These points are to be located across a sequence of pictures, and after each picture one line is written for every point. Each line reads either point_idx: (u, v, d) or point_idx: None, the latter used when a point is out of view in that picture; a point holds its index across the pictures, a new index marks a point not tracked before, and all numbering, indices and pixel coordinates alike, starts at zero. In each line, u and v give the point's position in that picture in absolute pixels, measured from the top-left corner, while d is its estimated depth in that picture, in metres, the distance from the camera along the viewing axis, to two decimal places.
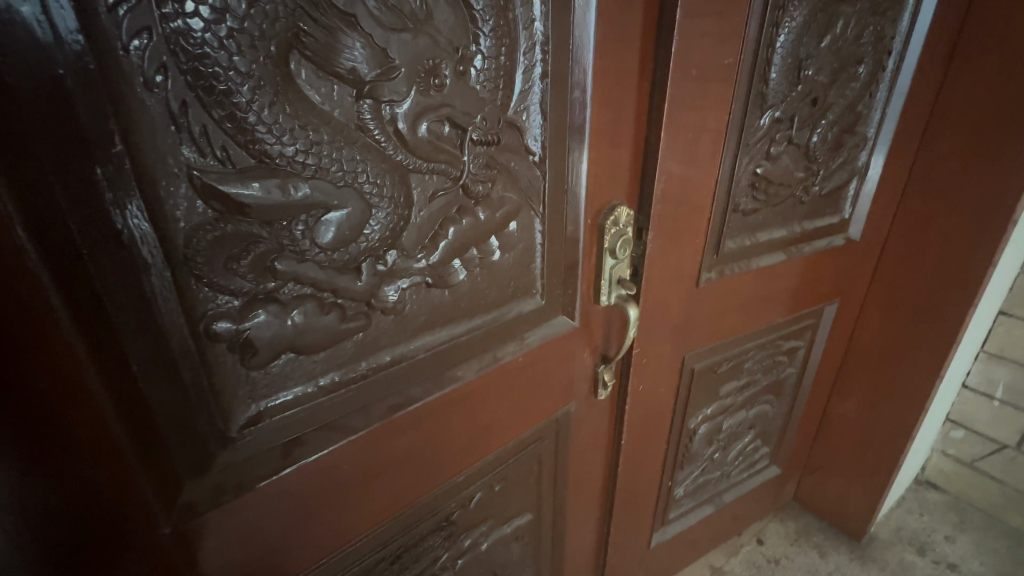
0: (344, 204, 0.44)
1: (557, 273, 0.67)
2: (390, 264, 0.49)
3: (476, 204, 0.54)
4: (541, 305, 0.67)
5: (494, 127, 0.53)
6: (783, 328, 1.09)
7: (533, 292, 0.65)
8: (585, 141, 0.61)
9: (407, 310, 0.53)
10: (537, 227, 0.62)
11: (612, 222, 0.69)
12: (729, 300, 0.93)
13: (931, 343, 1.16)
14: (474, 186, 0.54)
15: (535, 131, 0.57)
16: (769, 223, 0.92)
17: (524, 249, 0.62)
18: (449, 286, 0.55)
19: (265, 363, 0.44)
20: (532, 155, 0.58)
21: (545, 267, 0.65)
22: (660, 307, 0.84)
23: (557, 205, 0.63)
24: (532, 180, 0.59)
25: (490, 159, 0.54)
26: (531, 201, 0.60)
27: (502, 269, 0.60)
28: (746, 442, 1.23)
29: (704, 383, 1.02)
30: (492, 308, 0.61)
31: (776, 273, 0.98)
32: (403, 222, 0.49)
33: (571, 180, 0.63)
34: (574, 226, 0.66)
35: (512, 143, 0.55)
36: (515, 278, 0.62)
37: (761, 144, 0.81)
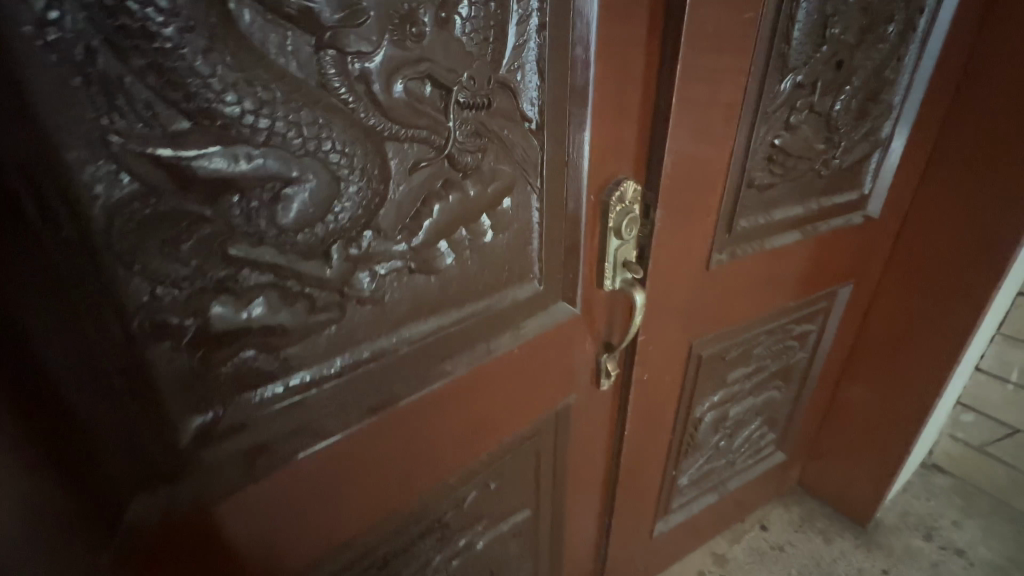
0: (308, 176, 0.37)
1: (556, 255, 0.61)
2: (364, 248, 0.43)
3: (463, 179, 0.48)
4: (540, 289, 0.60)
5: (483, 88, 0.46)
6: (794, 312, 1.03)
7: (530, 277, 0.59)
8: (587, 107, 0.54)
9: (387, 299, 0.47)
10: (533, 205, 0.55)
11: (618, 199, 0.62)
12: (740, 282, 0.87)
13: (948, 326, 1.11)
14: (460, 158, 0.47)
15: (531, 95, 0.50)
16: (785, 199, 0.85)
17: (520, 229, 0.55)
18: (435, 271, 0.49)
19: (222, 360, 0.38)
20: (527, 123, 0.51)
21: (542, 249, 0.59)
22: (668, 291, 0.78)
23: (557, 180, 0.56)
24: (528, 151, 0.52)
25: (478, 125, 0.47)
26: (527, 175, 0.53)
27: (495, 252, 0.54)
28: (752, 429, 1.18)
29: (710, 371, 0.96)
30: (484, 294, 0.55)
31: (789, 254, 0.92)
32: (379, 199, 0.42)
33: (571, 151, 0.56)
34: (574, 204, 0.59)
35: (505, 108, 0.48)
36: (508, 262, 0.56)
37: (779, 112, 0.74)
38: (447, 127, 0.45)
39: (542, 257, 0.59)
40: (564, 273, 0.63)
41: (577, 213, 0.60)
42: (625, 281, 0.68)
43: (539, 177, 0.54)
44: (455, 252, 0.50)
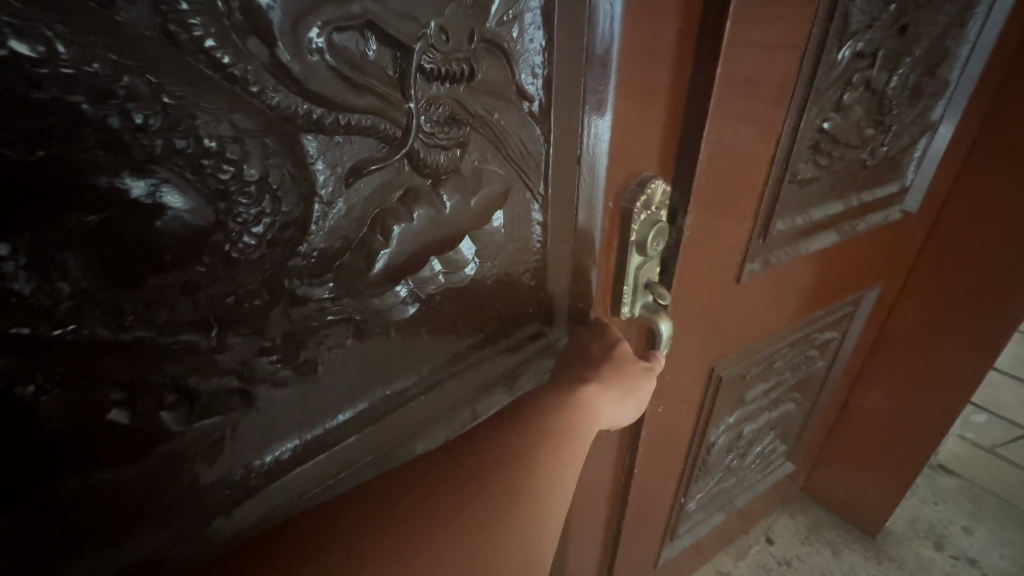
0: (162, 199, 0.22)
1: (563, 282, 0.45)
2: (276, 304, 0.28)
3: (433, 190, 0.32)
4: (542, 328, 0.46)
5: (459, 50, 0.30)
6: (819, 321, 0.91)
7: (528, 314, 0.44)
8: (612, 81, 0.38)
9: (322, 370, 0.31)
10: (535, 219, 0.40)
11: (644, 204, 0.47)
12: (769, 292, 0.74)
13: (979, 331, 1.00)
14: (428, 159, 0.31)
15: (531, 63, 0.34)
16: (826, 195, 0.70)
17: (514, 254, 0.40)
18: (393, 325, 0.34)
19: (37, 501, 0.24)
20: (525, 103, 0.35)
21: (544, 277, 0.44)
22: (690, 311, 0.64)
23: (566, 186, 0.41)
24: (526, 147, 0.36)
25: (453, 107, 0.31)
26: (525, 180, 0.38)
27: (481, 289, 0.38)
28: (765, 444, 1.07)
29: (728, 392, 0.83)
30: (466, 343, 0.40)
31: (821, 258, 0.79)
32: (295, 228, 0.27)
33: (587, 146, 0.39)
34: (585, 217, 0.43)
35: (494, 83, 0.32)
36: (498, 299, 0.41)
37: (833, 89, 0.59)
38: (402, 111, 0.28)
39: (544, 288, 0.44)
40: (572, 305, 0.47)
41: (591, 226, 0.44)
42: (646, 307, 0.53)
43: (542, 181, 0.39)
44: (422, 296, 0.34)
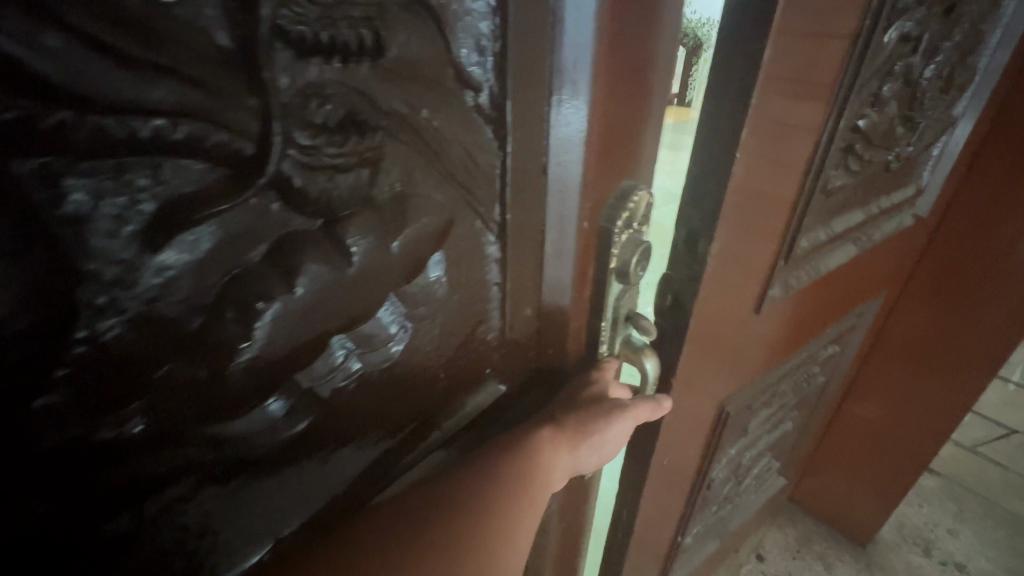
0: None
1: (528, 334, 0.32)
2: (29, 472, 0.16)
3: (323, 238, 0.19)
4: (505, 400, 0.33)
5: (347, 4, 0.17)
6: (827, 338, 0.79)
7: (483, 378, 0.32)
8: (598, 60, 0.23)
9: (158, 533, 0.20)
10: (492, 255, 0.27)
11: (624, 223, 0.29)
12: (783, 318, 0.62)
13: (993, 359, 0.82)
14: (302, 188, 0.18)
15: (478, 30, 0.21)
16: (850, 205, 0.60)
17: (454, 307, 0.27)
18: (279, 447, 0.22)
19: None
20: (468, 93, 0.22)
21: (506, 329, 0.31)
22: (699, 370, 0.48)
23: (537, 215, 0.27)
24: (477, 164, 0.24)
25: (334, 102, 0.18)
26: (473, 209, 0.25)
27: (415, 362, 0.26)
28: (762, 465, 0.98)
29: (733, 427, 0.73)
30: (379, 438, 0.27)
31: (836, 277, 0.68)
32: (32, 339, 0.14)
33: (559, 163, 0.25)
34: (571, 266, 0.29)
35: (420, 62, 0.20)
36: (433, 369, 0.28)
37: (872, 80, 0.48)
38: (236, 112, 0.16)
39: (508, 343, 0.31)
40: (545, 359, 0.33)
41: (574, 270, 0.30)
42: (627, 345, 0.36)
43: (498, 204, 0.26)
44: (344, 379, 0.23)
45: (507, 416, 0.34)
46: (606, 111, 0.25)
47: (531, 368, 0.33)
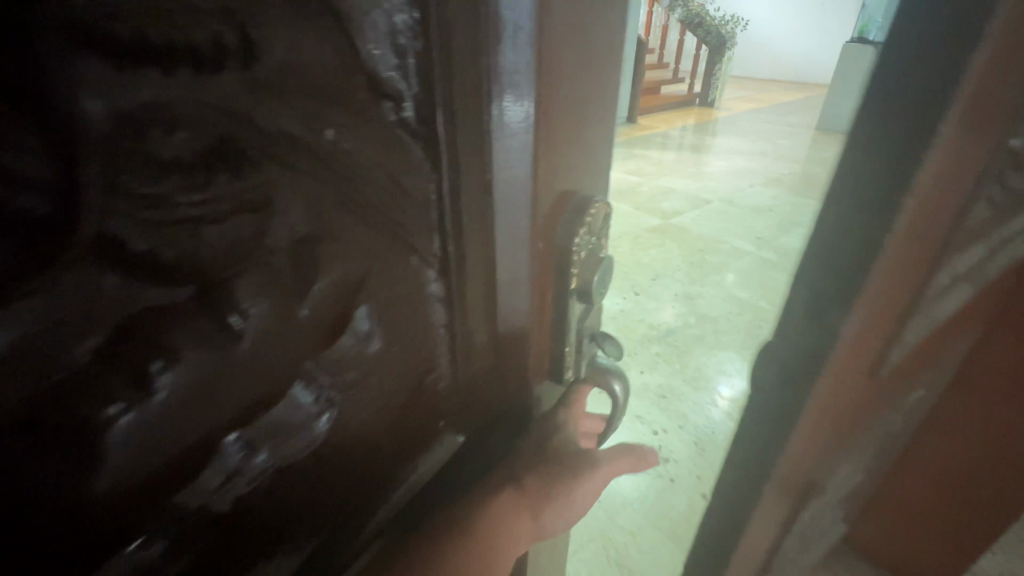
0: None
1: (483, 371, 0.31)
2: None
3: (196, 312, 0.17)
4: (464, 446, 0.34)
5: (194, 8, 0.14)
6: (920, 385, 0.55)
7: (439, 429, 0.32)
8: (540, 64, 0.22)
9: None
10: (433, 286, 0.27)
11: (586, 234, 0.29)
12: (888, 387, 0.43)
13: None
14: (163, 256, 0.16)
15: (399, 42, 0.19)
16: (989, 234, 0.39)
17: (393, 356, 0.26)
18: (171, 526, 0.20)
19: None
20: (392, 104, 0.20)
21: (459, 376, 0.31)
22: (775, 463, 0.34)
23: (482, 238, 0.26)
24: (394, 197, 0.22)
25: (189, 150, 0.15)
26: (386, 253, 0.23)
27: (348, 433, 0.25)
28: (829, 517, 0.70)
29: (800, 517, 0.52)
30: (333, 506, 0.27)
31: (951, 324, 0.48)
32: None
33: (504, 177, 0.24)
34: (526, 294, 0.29)
35: (316, 73, 0.17)
36: (378, 434, 0.28)
37: None
38: (49, 170, 0.13)
39: (459, 390, 0.31)
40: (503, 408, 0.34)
41: (533, 291, 0.29)
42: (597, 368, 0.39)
43: (436, 236, 0.25)
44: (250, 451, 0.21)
45: (469, 464, 0.35)
46: (547, 115, 0.24)
47: (489, 417, 0.34)
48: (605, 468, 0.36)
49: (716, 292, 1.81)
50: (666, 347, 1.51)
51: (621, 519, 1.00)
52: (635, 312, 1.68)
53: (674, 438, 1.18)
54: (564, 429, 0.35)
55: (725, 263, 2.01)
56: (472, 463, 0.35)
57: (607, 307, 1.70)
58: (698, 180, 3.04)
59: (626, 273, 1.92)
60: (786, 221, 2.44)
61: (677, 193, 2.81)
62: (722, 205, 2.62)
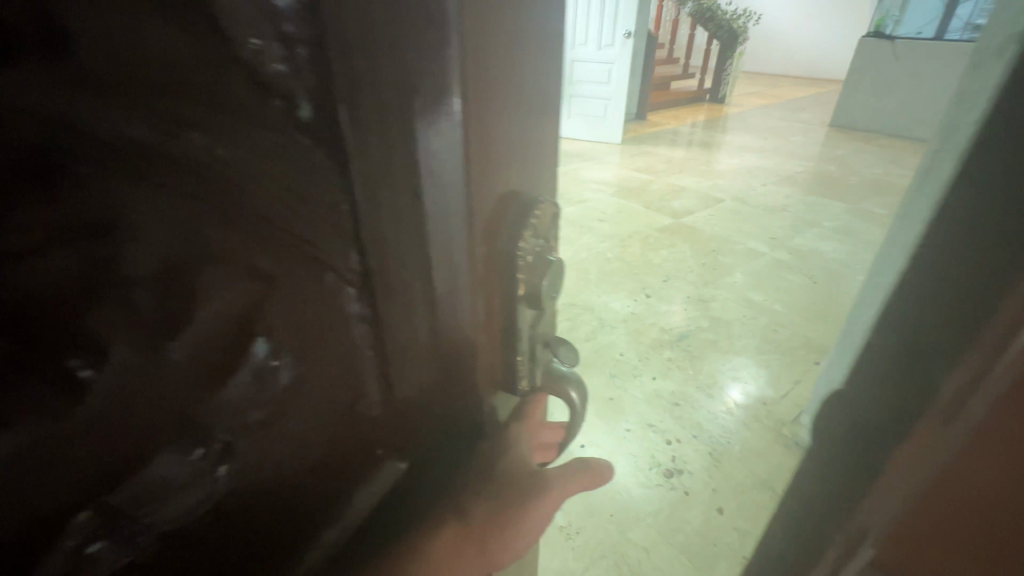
0: None
1: (425, 382, 0.28)
2: None
3: (24, 377, 0.14)
4: (407, 477, 0.31)
5: None
6: None
7: (381, 447, 0.29)
8: (469, 57, 0.20)
9: None
10: (354, 307, 0.24)
11: (529, 239, 0.28)
12: None
13: None
14: None
15: (291, 34, 0.16)
16: None
17: (305, 380, 0.23)
18: None
19: None
20: (284, 100, 0.17)
21: (391, 390, 0.27)
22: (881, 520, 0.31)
23: (412, 243, 0.23)
24: (292, 207, 0.19)
25: (3, 166, 0.12)
26: (277, 276, 0.19)
27: (256, 480, 0.23)
28: None
29: None
30: (252, 536, 0.24)
31: None
32: None
33: (433, 176, 0.21)
34: (476, 299, 0.27)
35: (189, 71, 0.14)
36: (299, 458, 0.25)
37: None
38: None
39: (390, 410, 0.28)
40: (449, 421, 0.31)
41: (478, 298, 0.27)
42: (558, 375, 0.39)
43: (354, 251, 0.22)
44: (109, 520, 0.18)
45: (417, 485, 0.32)
46: (482, 110, 0.22)
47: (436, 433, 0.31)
48: (562, 492, 0.33)
49: (729, 294, 1.76)
50: (678, 351, 1.47)
51: (635, 534, 0.97)
52: (646, 315, 1.64)
53: (688, 448, 1.14)
54: (515, 445, 0.33)
55: (738, 263, 1.97)
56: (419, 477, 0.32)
57: (618, 310, 1.66)
58: (709, 178, 2.99)
59: (636, 275, 1.88)
60: (800, 220, 2.38)
61: (688, 191, 2.77)
62: (734, 204, 2.57)
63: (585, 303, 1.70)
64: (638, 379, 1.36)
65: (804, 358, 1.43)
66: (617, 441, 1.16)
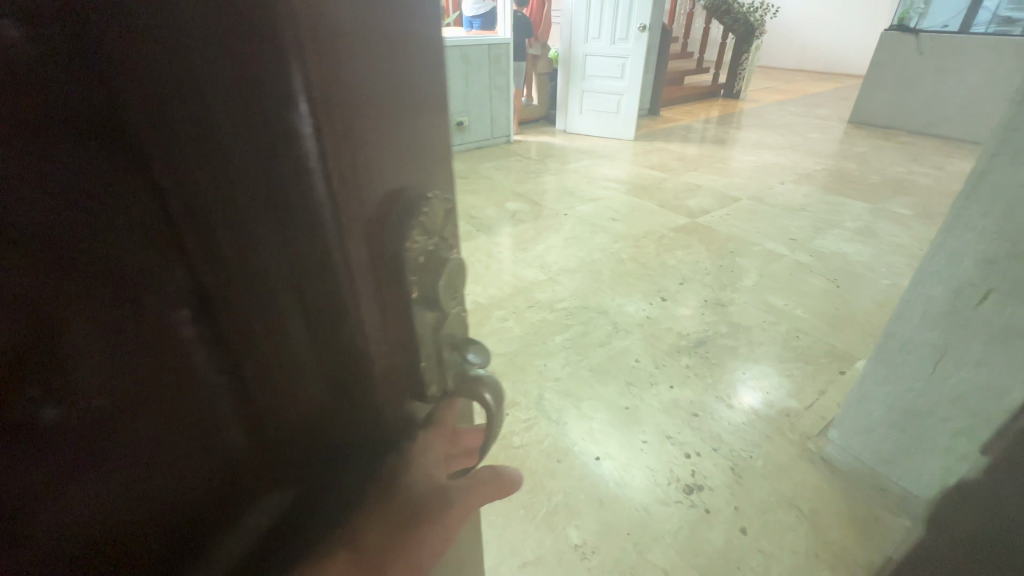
0: None
1: (302, 409, 0.23)
2: None
3: None
4: (288, 520, 0.24)
5: None
6: None
7: (248, 495, 0.23)
8: (313, 30, 0.15)
9: None
10: (185, 330, 0.19)
11: (423, 235, 0.22)
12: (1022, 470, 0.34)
13: None
14: None
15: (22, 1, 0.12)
16: None
17: (118, 423, 0.17)
18: None
19: None
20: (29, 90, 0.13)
21: (256, 408, 0.22)
22: None
23: (270, 241, 0.19)
24: (51, 214, 0.14)
25: None
26: (35, 302, 0.14)
27: (57, 564, 0.17)
28: None
29: None
30: None
31: None
32: None
33: (281, 162, 0.17)
34: (369, 314, 0.21)
35: None
36: (129, 521, 0.19)
37: None
38: None
39: (255, 435, 0.22)
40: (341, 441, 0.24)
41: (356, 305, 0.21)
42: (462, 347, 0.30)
43: (179, 263, 0.18)
44: None
45: (300, 534, 0.23)
46: (351, 92, 0.17)
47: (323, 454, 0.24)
48: (458, 508, 0.25)
49: (748, 298, 1.70)
50: (696, 359, 1.42)
51: (652, 555, 0.92)
52: (662, 320, 1.58)
53: (708, 463, 1.09)
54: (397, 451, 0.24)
55: (757, 266, 1.90)
56: (320, 522, 0.23)
57: (633, 314, 1.61)
58: (725, 176, 2.91)
59: (651, 277, 1.83)
60: (821, 221, 2.31)
61: (703, 189, 2.70)
62: (751, 203, 2.49)
63: (599, 307, 1.64)
64: (654, 387, 1.31)
65: (828, 368, 1.37)
66: (632, 454, 1.12)
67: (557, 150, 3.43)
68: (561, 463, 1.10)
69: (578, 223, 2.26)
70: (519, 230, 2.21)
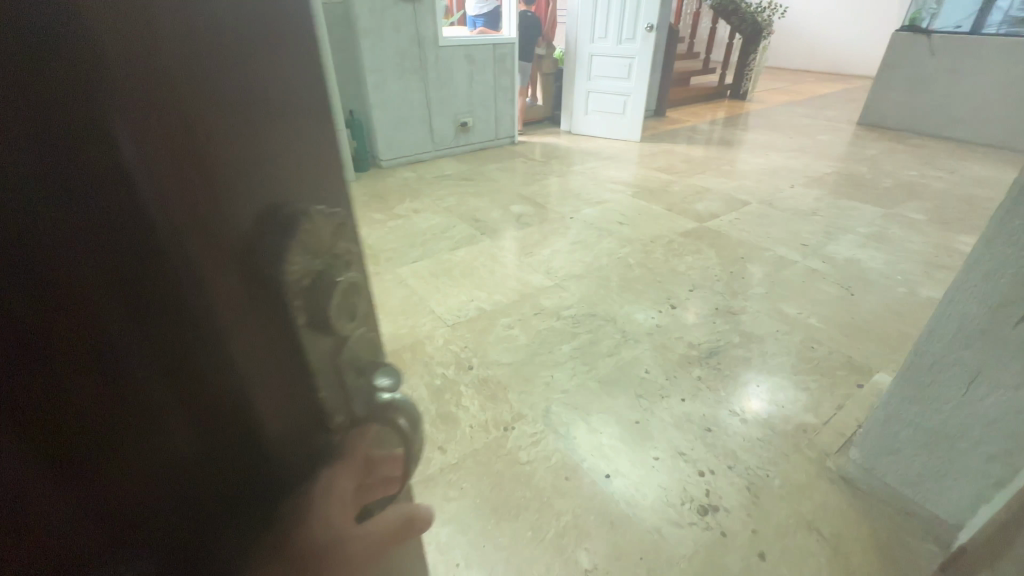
0: None
1: (188, 485, 0.19)
2: None
3: None
4: None
5: None
6: None
7: None
8: (134, 69, 0.15)
9: None
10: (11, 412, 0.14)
11: (308, 269, 0.21)
12: None
13: None
14: None
15: None
16: None
17: None
18: None
19: None
20: None
21: (120, 500, 0.18)
22: None
23: (125, 288, 0.16)
24: None
25: None
26: None
27: None
28: None
29: None
30: None
31: None
32: None
33: (111, 201, 0.15)
34: (251, 346, 0.20)
35: None
36: None
37: None
38: None
39: (111, 492, 0.17)
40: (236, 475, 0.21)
41: (237, 335, 0.19)
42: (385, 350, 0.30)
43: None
44: None
45: None
46: (188, 120, 0.16)
47: (211, 500, 0.20)
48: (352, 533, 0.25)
49: (760, 307, 1.66)
50: (708, 370, 1.37)
51: None
52: (672, 329, 1.54)
53: (723, 482, 1.05)
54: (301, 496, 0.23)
55: (768, 272, 1.86)
56: None
57: (642, 323, 1.56)
58: (733, 179, 2.86)
59: (660, 284, 1.78)
60: (833, 226, 2.26)
61: (711, 193, 2.65)
62: (762, 207, 2.45)
63: (607, 314, 1.60)
64: (666, 400, 1.26)
65: (846, 381, 1.32)
66: (643, 471, 1.07)
67: (563, 152, 3.39)
68: (569, 481, 1.05)
69: (585, 227, 2.22)
70: (524, 234, 2.16)
